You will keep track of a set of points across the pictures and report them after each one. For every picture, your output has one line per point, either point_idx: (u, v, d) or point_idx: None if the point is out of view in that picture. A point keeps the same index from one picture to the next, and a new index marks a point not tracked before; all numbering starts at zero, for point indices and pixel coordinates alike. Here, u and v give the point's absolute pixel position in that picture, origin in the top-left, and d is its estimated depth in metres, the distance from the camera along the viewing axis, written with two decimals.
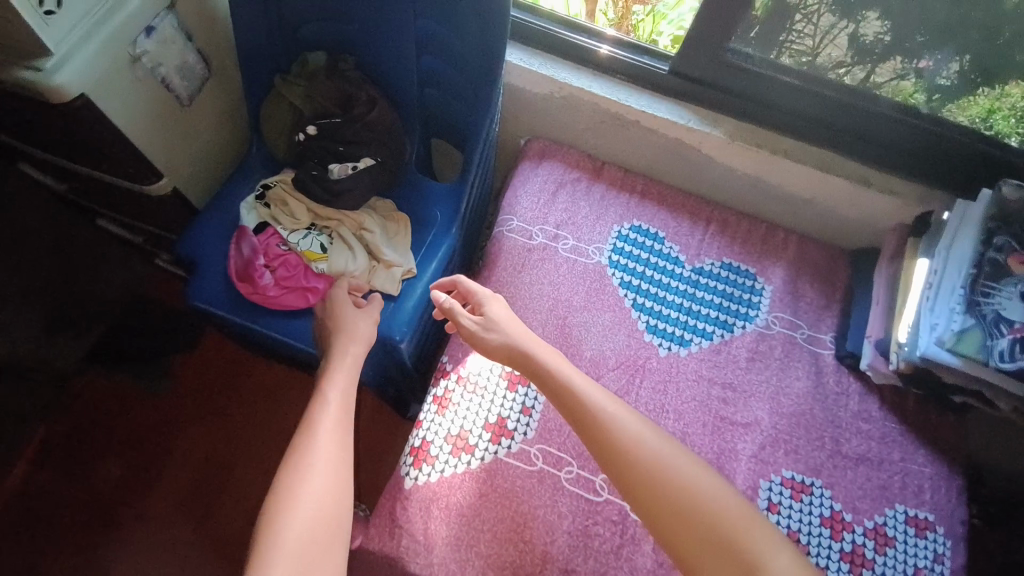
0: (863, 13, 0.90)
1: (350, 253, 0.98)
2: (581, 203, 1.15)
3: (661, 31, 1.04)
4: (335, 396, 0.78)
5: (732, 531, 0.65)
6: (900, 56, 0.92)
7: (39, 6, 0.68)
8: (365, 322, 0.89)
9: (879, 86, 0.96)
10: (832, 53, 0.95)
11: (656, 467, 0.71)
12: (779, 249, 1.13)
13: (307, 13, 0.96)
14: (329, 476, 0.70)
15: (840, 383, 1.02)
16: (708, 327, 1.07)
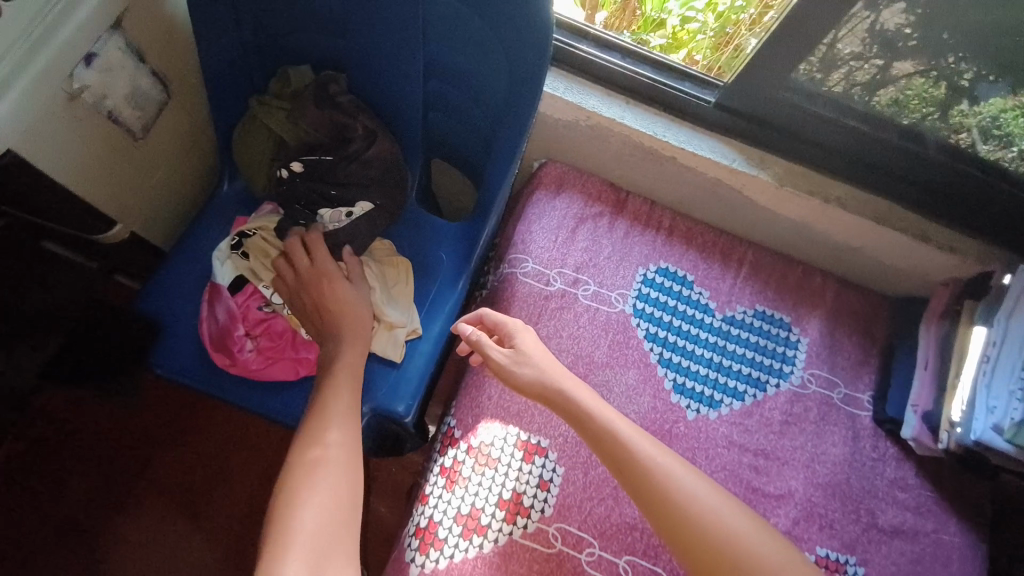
0: (890, 3, 0.73)
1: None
2: (603, 241, 1.03)
3: (668, 8, 0.92)
4: (344, 382, 0.76)
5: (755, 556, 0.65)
6: (915, 57, 0.80)
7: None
8: (359, 300, 0.82)
9: (895, 78, 0.83)
10: (849, 44, 0.79)
11: (712, 529, 0.66)
12: (816, 296, 1.04)
13: (289, 23, 0.79)
14: (338, 471, 0.69)
15: (877, 448, 0.96)
16: (740, 386, 0.98)
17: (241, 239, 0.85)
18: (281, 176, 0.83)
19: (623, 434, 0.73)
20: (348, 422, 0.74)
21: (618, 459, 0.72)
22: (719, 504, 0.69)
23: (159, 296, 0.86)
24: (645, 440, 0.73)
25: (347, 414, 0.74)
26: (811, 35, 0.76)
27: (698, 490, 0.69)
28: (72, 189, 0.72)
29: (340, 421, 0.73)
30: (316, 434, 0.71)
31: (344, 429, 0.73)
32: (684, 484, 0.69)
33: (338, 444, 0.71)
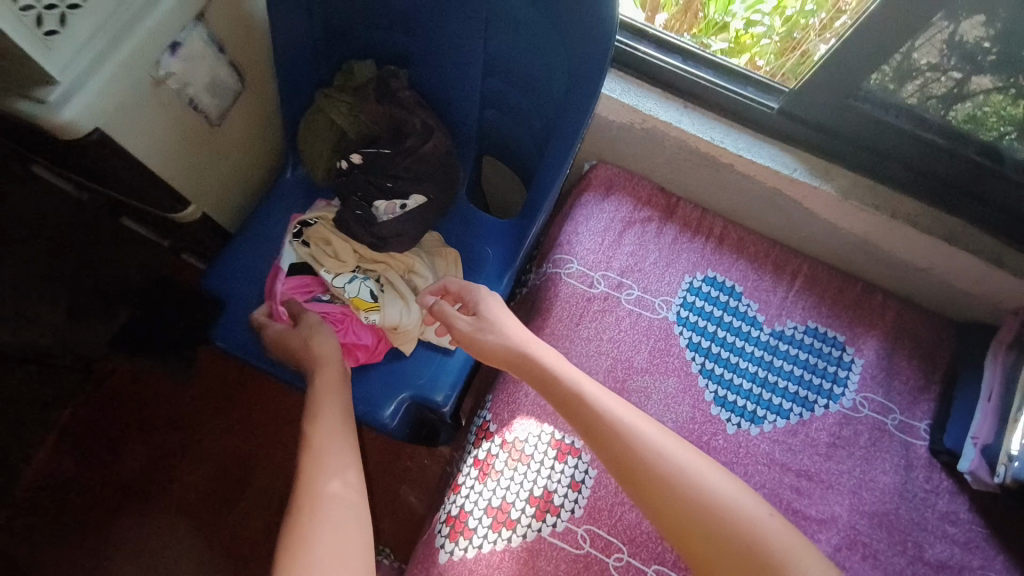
0: (969, 16, 0.69)
1: (404, 304, 0.87)
2: (649, 246, 1.02)
3: (733, 11, 0.90)
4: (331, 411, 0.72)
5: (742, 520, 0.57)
6: (994, 73, 0.76)
7: (38, 27, 0.57)
8: (318, 334, 0.80)
9: (973, 93, 0.79)
10: (926, 54, 0.75)
11: (744, 534, 0.56)
12: (873, 315, 1.00)
13: (357, 19, 0.83)
14: (351, 510, 0.63)
15: (930, 480, 0.91)
16: (785, 404, 0.95)
17: (303, 228, 0.89)
18: (343, 166, 0.87)
19: (628, 423, 0.65)
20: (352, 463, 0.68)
21: (619, 453, 0.63)
22: (753, 511, 0.58)
23: (222, 273, 0.91)
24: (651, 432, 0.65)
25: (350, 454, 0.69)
26: (883, 42, 0.73)
27: (721, 488, 0.60)
28: (155, 171, 0.77)
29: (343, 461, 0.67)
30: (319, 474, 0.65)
31: (348, 470, 0.67)
32: (704, 478, 0.61)
33: (344, 486, 0.64)
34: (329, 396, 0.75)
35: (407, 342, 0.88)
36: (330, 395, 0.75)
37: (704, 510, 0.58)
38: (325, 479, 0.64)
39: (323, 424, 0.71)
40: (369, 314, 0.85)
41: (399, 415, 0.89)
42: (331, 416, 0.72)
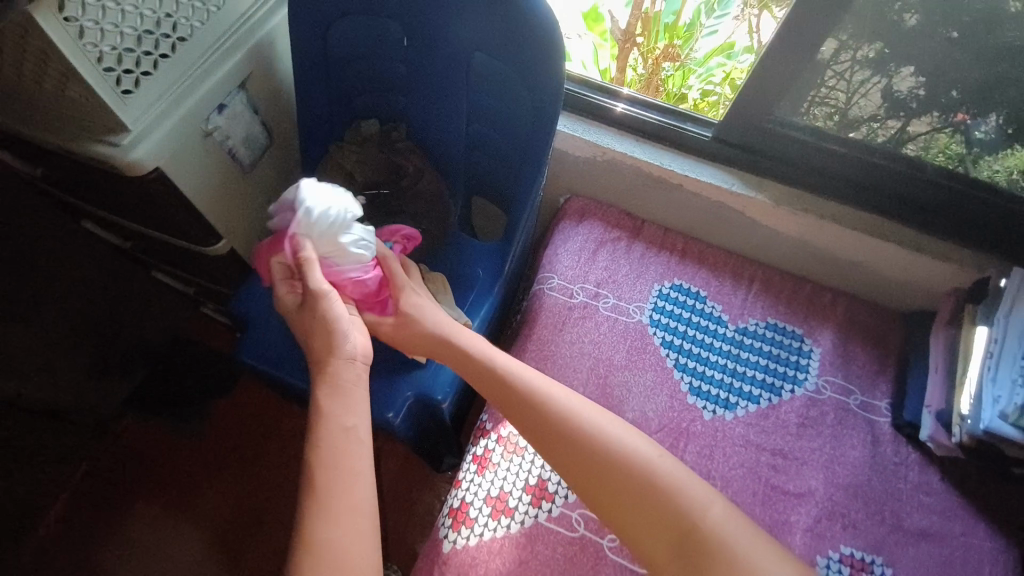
0: (897, 68, 0.90)
1: None
2: (621, 261, 1.16)
3: (689, 86, 1.17)
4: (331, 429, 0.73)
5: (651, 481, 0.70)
6: (936, 111, 0.93)
7: (118, 86, 0.75)
8: (342, 330, 0.81)
9: (913, 136, 0.97)
10: (865, 106, 0.96)
11: (677, 501, 0.68)
12: (826, 310, 1.11)
13: (364, 85, 1.03)
14: (353, 561, 0.65)
15: (899, 453, 0.98)
16: (754, 390, 1.04)
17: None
18: None
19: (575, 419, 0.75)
20: (356, 506, 0.69)
21: (556, 436, 0.75)
22: (685, 483, 0.69)
23: (245, 298, 1.05)
24: (596, 420, 0.75)
25: (354, 496, 0.69)
26: (779, 79, 0.93)
27: (650, 460, 0.71)
28: (197, 208, 0.93)
29: (344, 504, 0.68)
30: (324, 511, 0.67)
31: (347, 519, 0.67)
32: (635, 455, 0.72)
33: (351, 518, 0.67)
34: (332, 423, 0.74)
35: None
36: (334, 419, 0.75)
37: (643, 484, 0.69)
38: (327, 526, 0.66)
39: (325, 464, 0.70)
40: None
41: (403, 415, 0.97)
42: (335, 453, 0.72)
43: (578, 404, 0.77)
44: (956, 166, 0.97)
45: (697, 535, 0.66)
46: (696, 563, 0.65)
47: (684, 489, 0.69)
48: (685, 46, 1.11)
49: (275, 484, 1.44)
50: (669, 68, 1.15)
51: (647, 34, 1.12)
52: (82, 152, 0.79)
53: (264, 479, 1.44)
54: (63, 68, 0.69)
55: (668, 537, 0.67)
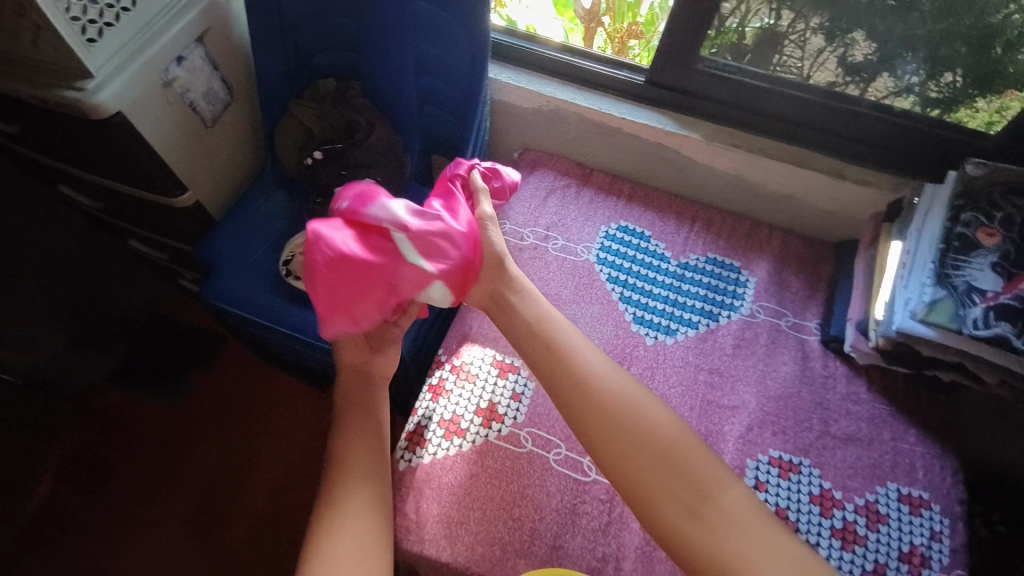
0: (852, 38, 0.99)
1: None
2: (570, 206, 1.22)
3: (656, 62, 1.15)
4: (349, 417, 0.82)
5: (678, 452, 0.70)
6: (887, 74, 1.01)
7: (83, 35, 0.82)
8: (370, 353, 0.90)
9: (877, 101, 1.04)
10: (823, 74, 1.05)
11: (698, 473, 0.69)
12: (762, 244, 1.18)
13: (318, 44, 1.10)
14: (359, 526, 0.72)
15: (827, 366, 1.05)
16: (694, 318, 1.10)
17: (288, 266, 1.05)
18: (309, 162, 1.08)
19: (609, 387, 0.74)
20: (367, 478, 0.77)
21: (591, 399, 0.73)
22: (708, 458, 0.70)
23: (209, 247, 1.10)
24: (629, 390, 0.75)
25: (363, 470, 0.77)
26: (701, 18, 1.00)
27: (679, 434, 0.72)
28: (161, 156, 0.99)
29: (360, 476, 0.76)
30: (335, 485, 0.76)
31: (360, 491, 0.75)
32: (664, 428, 0.72)
33: (357, 491, 0.75)
34: (349, 412, 0.83)
35: None
36: (352, 407, 0.84)
37: (669, 453, 0.70)
38: (345, 494, 0.74)
39: (345, 435, 0.80)
40: None
41: None
42: (353, 434, 0.80)
43: (612, 373, 0.76)
44: (885, 99, 1.04)
45: (716, 505, 0.67)
46: (712, 528, 0.65)
47: (705, 463, 0.70)
48: (649, 27, 1.11)
49: (248, 440, 1.46)
50: (636, 46, 1.15)
51: (613, 14, 1.13)
52: (51, 98, 0.85)
53: (239, 438, 1.46)
54: (32, 15, 0.76)
55: (685, 502, 0.67)
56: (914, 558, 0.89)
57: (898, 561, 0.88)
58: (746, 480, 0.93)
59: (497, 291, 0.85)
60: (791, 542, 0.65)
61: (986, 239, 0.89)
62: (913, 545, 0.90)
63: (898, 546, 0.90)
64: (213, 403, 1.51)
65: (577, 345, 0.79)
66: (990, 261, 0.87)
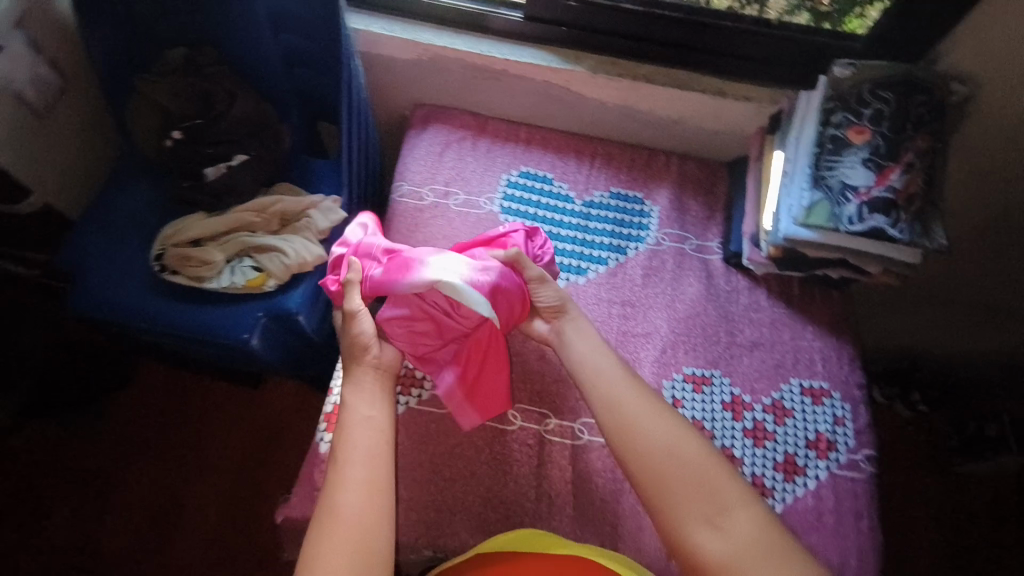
0: None
1: (278, 254, 0.97)
2: (468, 158, 1.18)
3: None
4: (356, 416, 0.81)
5: (708, 474, 0.73)
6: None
7: None
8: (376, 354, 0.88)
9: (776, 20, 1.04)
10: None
11: (723, 493, 0.71)
12: (661, 171, 1.18)
13: (156, 11, 0.99)
14: (362, 522, 0.71)
15: (730, 281, 1.10)
16: (603, 254, 1.11)
17: (161, 261, 0.96)
18: (169, 144, 0.98)
19: (648, 415, 0.78)
20: (374, 478, 0.76)
21: (632, 424, 0.78)
22: (729, 478, 0.73)
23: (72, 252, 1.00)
24: (660, 413, 0.79)
25: (370, 470, 0.76)
26: None
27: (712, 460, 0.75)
28: None
29: (360, 484, 0.74)
30: (337, 484, 0.74)
31: (360, 499, 0.73)
32: (699, 453, 0.75)
33: (360, 490, 0.74)
34: (354, 413, 0.82)
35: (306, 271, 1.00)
36: (358, 408, 0.82)
37: (689, 471, 0.73)
38: (344, 501, 0.73)
39: (353, 435, 0.79)
40: (268, 283, 0.96)
41: (260, 334, 0.96)
42: (358, 434, 0.79)
43: (645, 400, 0.80)
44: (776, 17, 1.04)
45: (731, 521, 0.70)
46: (725, 541, 0.68)
47: (731, 485, 0.72)
48: None
49: (173, 453, 1.36)
50: None
51: None
52: None
53: (163, 453, 1.36)
54: None
55: (711, 518, 0.70)
56: (819, 442, 0.97)
57: (805, 447, 0.97)
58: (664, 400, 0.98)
59: (566, 337, 0.91)
60: (799, 557, 0.67)
61: (856, 137, 0.92)
62: (817, 431, 0.98)
63: (803, 435, 0.98)
64: (124, 422, 1.38)
65: (623, 379, 0.84)
66: (861, 158, 0.90)
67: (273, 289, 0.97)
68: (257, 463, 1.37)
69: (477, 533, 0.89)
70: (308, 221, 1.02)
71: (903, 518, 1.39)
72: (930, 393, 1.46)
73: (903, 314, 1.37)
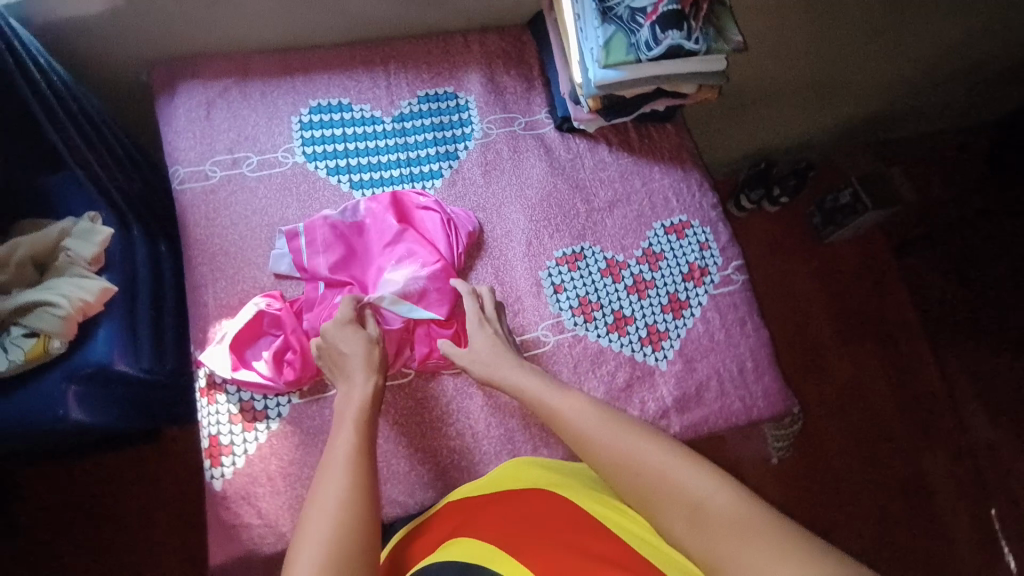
0: None
1: (45, 308, 0.79)
2: (243, 111, 0.99)
3: None
4: (348, 414, 0.76)
5: (667, 473, 0.62)
6: None
7: None
8: (362, 347, 0.82)
9: None
10: None
11: (681, 484, 0.61)
12: (463, 56, 1.07)
13: None
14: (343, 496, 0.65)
15: (570, 149, 1.05)
16: (435, 166, 1.01)
17: None
18: None
19: (595, 430, 0.70)
20: (363, 462, 0.70)
21: (586, 446, 0.69)
22: (700, 470, 0.61)
23: None
24: (631, 426, 0.69)
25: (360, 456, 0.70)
26: None
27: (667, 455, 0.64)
28: None
29: (346, 469, 0.68)
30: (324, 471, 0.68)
31: (353, 486, 0.66)
32: (651, 450, 0.65)
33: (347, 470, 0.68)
34: (349, 407, 0.77)
35: (96, 311, 0.83)
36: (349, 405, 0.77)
37: (660, 480, 0.62)
38: (333, 484, 0.66)
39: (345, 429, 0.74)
40: (52, 345, 0.79)
41: (79, 403, 0.82)
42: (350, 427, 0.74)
43: (610, 418, 0.71)
44: None
45: (706, 514, 0.57)
46: (706, 537, 0.56)
47: (688, 473, 0.61)
48: None
49: (68, 556, 1.16)
50: None
51: None
52: None
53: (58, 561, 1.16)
54: None
55: (681, 508, 0.59)
56: (693, 271, 1.01)
57: (683, 281, 1.00)
58: (544, 290, 0.96)
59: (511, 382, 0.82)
60: (793, 539, 0.53)
61: None
62: (690, 263, 1.01)
63: (679, 271, 1.00)
64: None
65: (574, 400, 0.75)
66: None
67: (63, 348, 0.81)
68: (180, 516, 1.21)
69: (414, 491, 0.85)
70: (68, 254, 0.84)
71: (793, 301, 1.55)
72: (789, 182, 1.51)
73: (741, 120, 1.41)
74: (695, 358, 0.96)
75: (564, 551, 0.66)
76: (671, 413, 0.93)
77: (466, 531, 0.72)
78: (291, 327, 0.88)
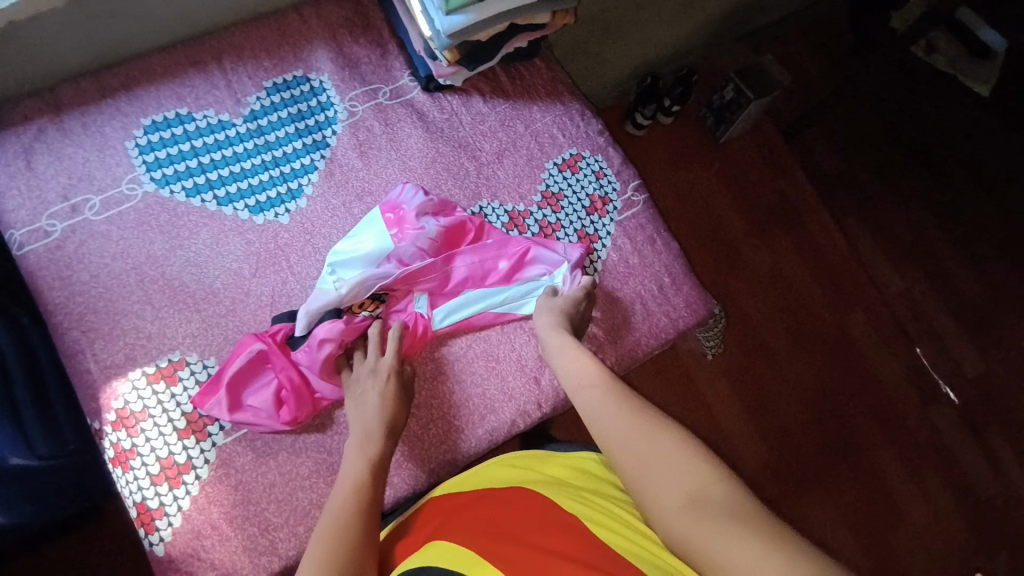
0: None
1: None
2: (69, 149, 0.88)
3: None
4: (364, 445, 0.75)
5: (673, 450, 0.55)
6: None
7: None
8: (391, 389, 0.81)
9: None
10: None
11: (681, 465, 0.53)
12: (305, 34, 0.98)
13: None
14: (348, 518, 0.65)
15: (443, 108, 1.00)
16: (306, 160, 0.94)
17: None
18: None
19: (611, 404, 0.64)
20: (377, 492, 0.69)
21: (598, 413, 0.64)
22: (707, 457, 0.54)
23: None
24: (646, 407, 0.62)
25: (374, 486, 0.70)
26: None
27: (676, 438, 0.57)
28: None
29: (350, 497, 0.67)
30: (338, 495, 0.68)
31: (357, 512, 0.66)
32: (661, 428, 0.59)
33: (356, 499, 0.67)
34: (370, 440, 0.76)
35: None
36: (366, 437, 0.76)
37: (661, 453, 0.55)
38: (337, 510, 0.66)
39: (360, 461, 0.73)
40: None
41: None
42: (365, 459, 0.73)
43: (629, 399, 0.65)
44: None
45: (700, 496, 0.50)
46: (697, 518, 0.49)
47: (690, 457, 0.54)
48: None
49: None
50: None
51: None
52: None
53: None
54: None
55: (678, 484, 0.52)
56: (595, 203, 1.00)
57: (587, 215, 0.99)
58: None
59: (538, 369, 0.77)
60: (791, 540, 0.44)
61: None
62: (590, 195, 1.00)
63: (581, 206, 1.00)
64: None
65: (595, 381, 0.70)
66: None
67: None
68: None
69: None
70: None
71: (705, 206, 1.60)
72: (677, 90, 1.53)
73: (615, 39, 1.39)
74: (615, 287, 0.97)
75: (506, 544, 0.64)
76: (605, 345, 0.94)
77: (445, 537, 0.69)
78: (282, 365, 0.84)
